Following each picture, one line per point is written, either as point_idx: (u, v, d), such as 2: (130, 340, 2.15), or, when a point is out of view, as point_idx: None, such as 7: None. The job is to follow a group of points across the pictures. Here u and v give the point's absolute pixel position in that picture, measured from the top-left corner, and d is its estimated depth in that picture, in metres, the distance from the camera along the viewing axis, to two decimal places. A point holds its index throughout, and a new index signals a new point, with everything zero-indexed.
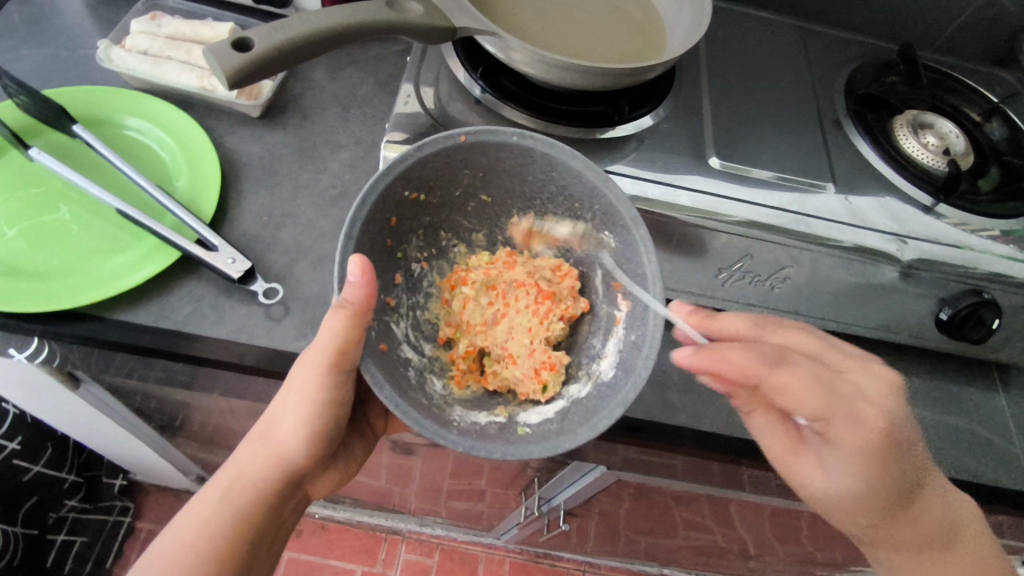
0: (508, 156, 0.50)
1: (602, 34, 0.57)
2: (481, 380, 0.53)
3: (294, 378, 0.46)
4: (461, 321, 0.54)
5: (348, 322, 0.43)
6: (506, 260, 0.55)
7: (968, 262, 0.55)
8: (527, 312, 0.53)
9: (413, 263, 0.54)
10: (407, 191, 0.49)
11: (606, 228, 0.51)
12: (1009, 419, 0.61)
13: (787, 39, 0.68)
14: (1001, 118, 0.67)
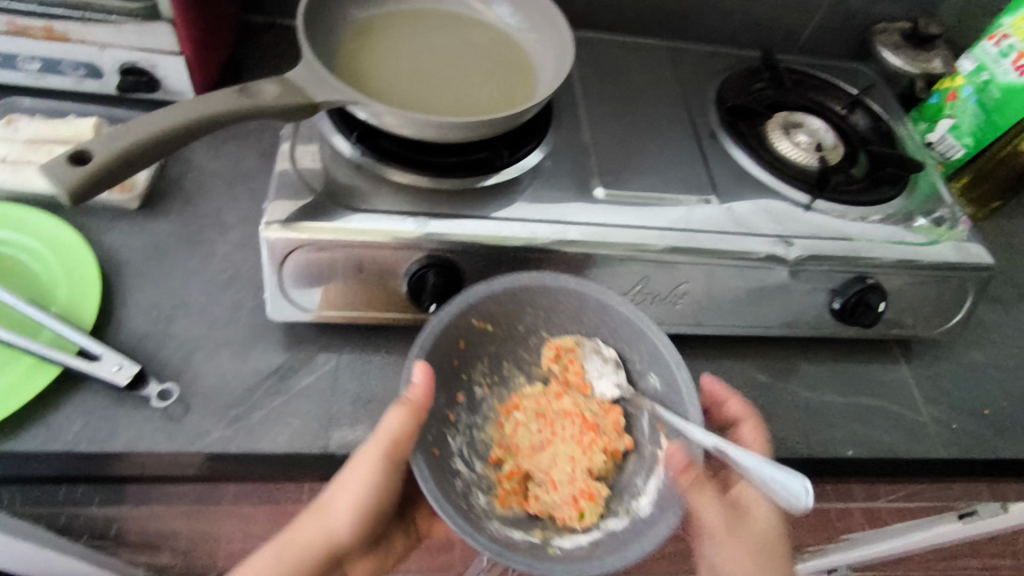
0: (562, 298, 0.52)
1: (472, 83, 0.58)
2: (525, 502, 0.50)
3: (350, 475, 0.46)
4: (511, 444, 0.53)
5: (407, 419, 0.44)
6: (557, 390, 0.55)
7: (848, 253, 0.58)
8: (572, 441, 0.52)
9: (475, 386, 0.54)
10: (477, 319, 0.51)
11: (652, 371, 0.52)
12: (914, 391, 0.65)
13: (656, 60, 0.71)
14: (863, 108, 0.72)
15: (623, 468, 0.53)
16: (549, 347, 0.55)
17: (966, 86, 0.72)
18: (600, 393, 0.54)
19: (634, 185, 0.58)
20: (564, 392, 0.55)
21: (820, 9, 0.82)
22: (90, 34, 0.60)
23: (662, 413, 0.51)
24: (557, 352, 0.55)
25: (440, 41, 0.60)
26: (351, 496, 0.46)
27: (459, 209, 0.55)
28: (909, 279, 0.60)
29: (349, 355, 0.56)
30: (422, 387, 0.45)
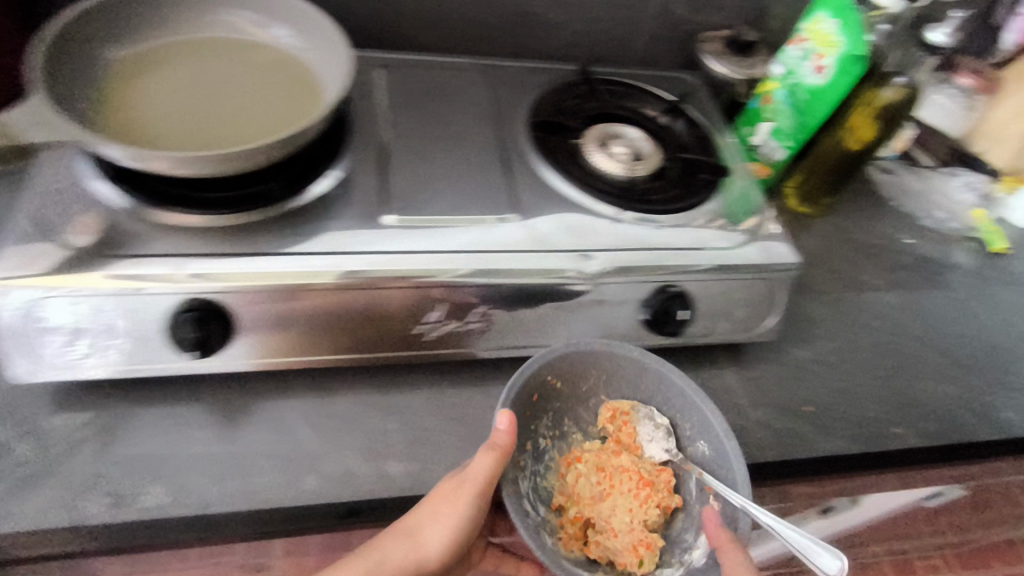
0: (631, 364, 0.56)
1: (246, 111, 0.55)
2: (584, 548, 0.51)
3: (432, 522, 0.46)
4: (573, 493, 0.53)
5: (495, 461, 0.46)
6: (614, 447, 0.56)
7: (651, 262, 0.57)
8: (629, 494, 0.53)
9: (539, 437, 0.56)
10: (550, 374, 0.55)
11: (702, 438, 0.55)
12: (739, 394, 0.65)
13: (471, 78, 0.69)
14: (681, 116, 0.72)
15: (670, 526, 0.54)
16: (605, 407, 0.57)
17: (779, 88, 0.73)
18: (650, 455, 0.56)
19: (429, 209, 0.56)
20: (622, 450, 0.56)
21: (646, 20, 0.84)
22: None
23: (708, 477, 0.53)
24: (614, 414, 0.57)
25: (215, 70, 0.57)
26: (446, 527, 0.45)
27: (230, 247, 0.51)
28: (716, 283, 0.60)
29: (129, 412, 0.52)
30: (506, 432, 0.47)
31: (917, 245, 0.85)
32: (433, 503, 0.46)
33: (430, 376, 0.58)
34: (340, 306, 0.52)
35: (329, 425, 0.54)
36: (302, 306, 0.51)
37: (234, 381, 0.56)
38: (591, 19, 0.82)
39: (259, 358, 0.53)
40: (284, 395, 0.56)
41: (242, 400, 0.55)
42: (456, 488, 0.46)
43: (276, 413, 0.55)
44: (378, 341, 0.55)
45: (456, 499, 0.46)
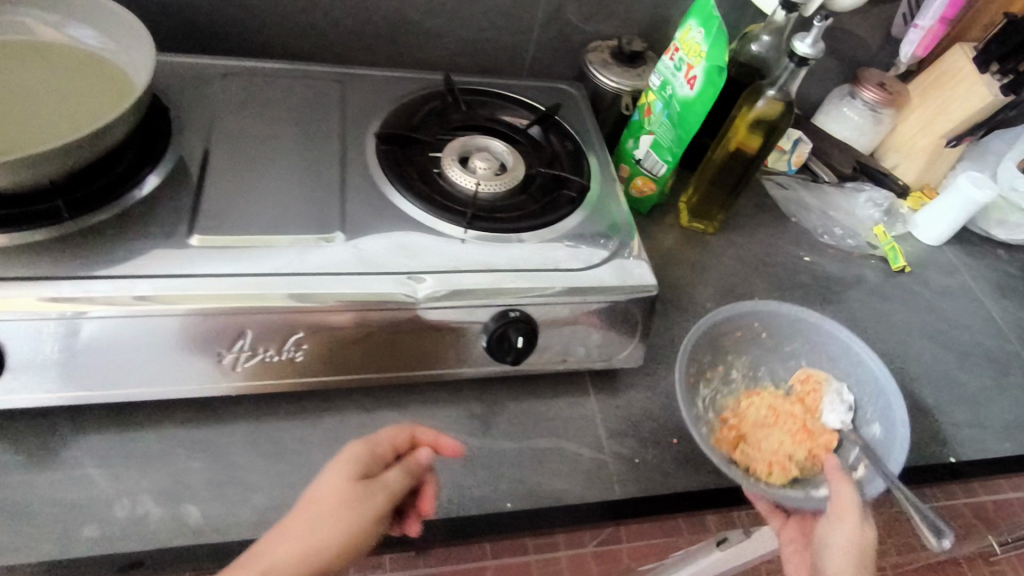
0: (785, 327, 0.68)
1: (32, 117, 0.49)
2: (734, 447, 0.60)
3: (323, 525, 0.39)
4: (742, 414, 0.64)
5: (402, 472, 0.43)
6: (801, 400, 0.65)
7: (487, 286, 0.53)
8: (789, 432, 0.62)
9: (734, 375, 0.68)
10: (762, 330, 0.68)
11: (875, 423, 0.62)
12: (600, 426, 0.59)
13: (323, 90, 0.66)
14: (552, 128, 0.69)
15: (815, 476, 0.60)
16: (802, 371, 0.67)
17: (658, 100, 0.70)
18: (827, 421, 0.63)
19: (242, 229, 0.52)
20: (809, 407, 0.64)
21: (532, 29, 0.80)
22: None
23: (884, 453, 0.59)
24: (806, 379, 0.66)
25: (5, 71, 0.51)
26: (342, 531, 0.39)
27: (1, 269, 0.46)
28: (566, 307, 0.55)
29: None
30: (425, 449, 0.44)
31: (816, 262, 0.82)
32: (312, 511, 0.39)
33: (249, 407, 0.53)
34: (125, 336, 0.47)
35: (120, 465, 0.49)
36: (81, 337, 0.46)
37: (16, 416, 0.50)
38: (473, 26, 0.78)
39: (37, 395, 0.47)
40: (75, 431, 0.50)
41: (23, 436, 0.49)
42: (364, 489, 0.41)
43: (60, 451, 0.49)
44: (177, 375, 0.49)
45: (370, 496, 0.41)
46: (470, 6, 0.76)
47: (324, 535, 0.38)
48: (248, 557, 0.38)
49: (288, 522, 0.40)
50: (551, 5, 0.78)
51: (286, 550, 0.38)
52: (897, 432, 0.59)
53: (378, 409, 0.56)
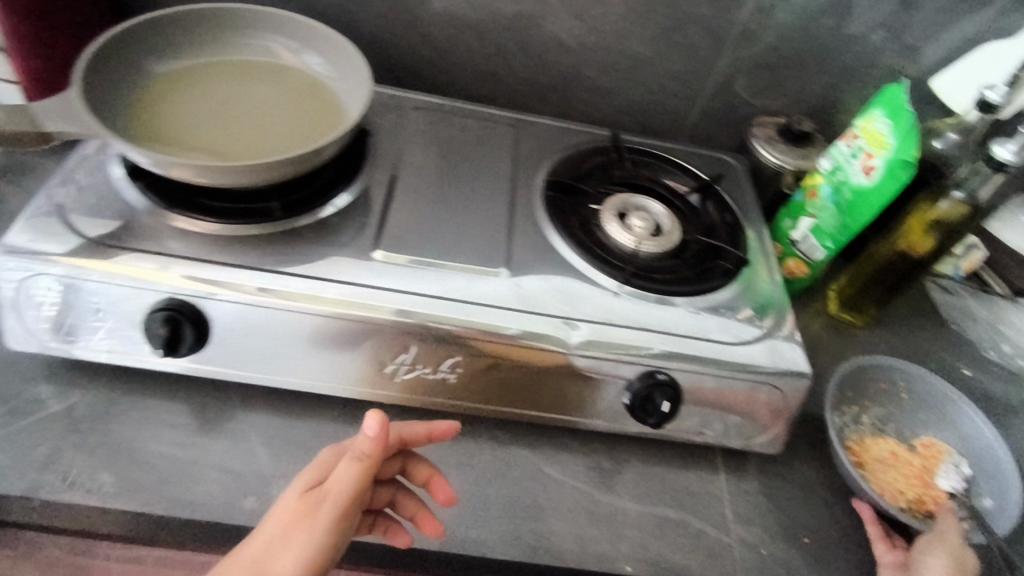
0: (925, 391, 0.65)
1: (266, 129, 0.57)
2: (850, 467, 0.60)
3: (279, 552, 0.40)
4: (865, 446, 0.62)
5: (351, 472, 0.40)
6: (924, 458, 0.62)
7: (639, 343, 0.54)
8: (904, 476, 0.60)
9: (864, 419, 0.65)
10: (901, 385, 0.66)
11: (990, 495, 0.59)
12: (727, 507, 0.58)
13: (501, 131, 0.70)
14: (712, 198, 0.69)
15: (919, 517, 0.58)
16: (928, 435, 0.64)
17: (824, 184, 0.69)
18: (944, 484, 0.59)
19: (420, 250, 0.56)
20: (928, 466, 0.61)
21: (699, 97, 0.81)
22: None
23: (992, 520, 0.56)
24: (929, 445, 0.63)
25: (250, 88, 0.59)
26: (296, 558, 0.39)
27: (220, 253, 0.53)
28: (712, 379, 0.55)
29: (99, 392, 0.54)
30: (372, 440, 0.39)
31: (976, 377, 0.75)
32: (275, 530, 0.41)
33: (396, 414, 0.58)
34: (310, 331, 0.52)
35: (283, 447, 0.54)
36: (272, 324, 0.51)
37: (200, 387, 0.56)
38: (641, 88, 0.80)
39: (230, 370, 0.53)
40: (245, 407, 0.55)
41: (204, 400, 0.55)
42: (315, 506, 0.41)
43: (232, 424, 0.54)
44: (343, 373, 0.54)
45: (316, 516, 0.40)
46: (642, 69, 0.78)
47: (282, 551, 0.40)
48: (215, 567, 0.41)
49: (252, 537, 0.41)
50: (722, 77, 0.79)
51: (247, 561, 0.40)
52: (1014, 507, 0.56)
53: (510, 444, 0.58)
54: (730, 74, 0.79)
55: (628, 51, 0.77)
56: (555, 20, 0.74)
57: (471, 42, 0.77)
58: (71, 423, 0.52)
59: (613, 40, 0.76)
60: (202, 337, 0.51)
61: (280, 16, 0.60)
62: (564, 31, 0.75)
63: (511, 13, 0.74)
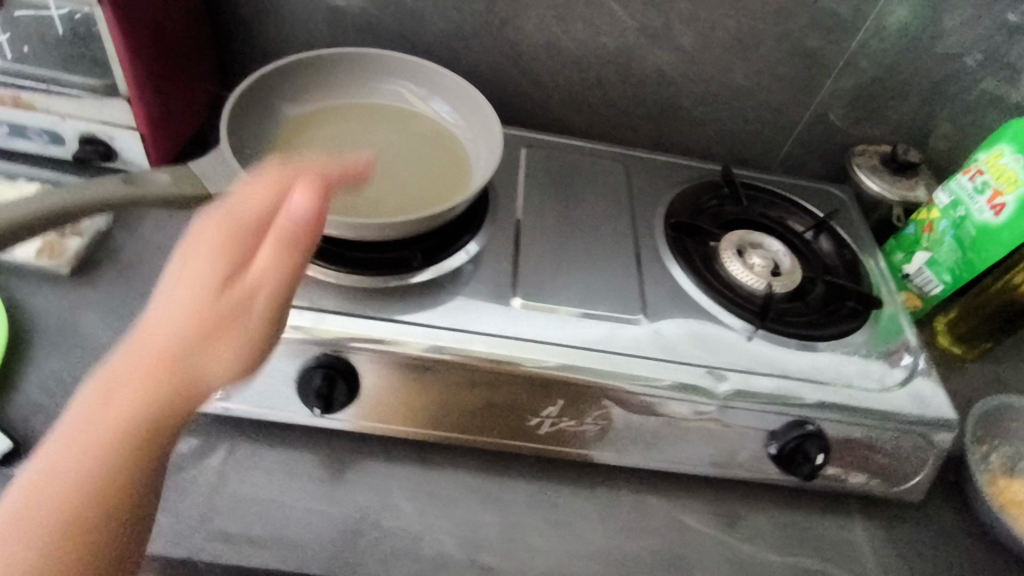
0: None
1: (400, 178, 0.56)
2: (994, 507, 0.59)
3: (202, 353, 0.34)
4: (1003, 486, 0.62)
5: (284, 249, 0.34)
6: None
7: (786, 392, 0.53)
8: None
9: (996, 457, 0.64)
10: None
11: None
12: (866, 555, 0.57)
13: (610, 168, 0.69)
14: (827, 234, 0.68)
15: None
16: None
17: (943, 219, 0.68)
18: None
19: (556, 298, 0.56)
20: None
21: (798, 125, 0.80)
22: (52, 104, 0.62)
23: None
24: None
25: (378, 134, 0.59)
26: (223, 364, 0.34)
27: (364, 307, 0.52)
28: (858, 429, 0.54)
29: (242, 446, 0.54)
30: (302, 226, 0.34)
31: None
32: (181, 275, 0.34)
33: (531, 464, 0.57)
34: (457, 384, 0.51)
35: (427, 501, 0.54)
36: (421, 378, 0.51)
37: (339, 437, 0.56)
38: (739, 119, 0.79)
39: (375, 424, 0.53)
40: (387, 461, 0.56)
41: (345, 455, 0.55)
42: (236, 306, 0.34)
43: (376, 477, 0.55)
44: (485, 425, 0.53)
45: (246, 313, 0.34)
46: (743, 100, 0.77)
47: (173, 299, 0.34)
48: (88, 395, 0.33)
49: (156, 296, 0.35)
50: (822, 107, 0.78)
51: (142, 338, 0.33)
52: None
53: (646, 493, 0.57)
54: (831, 105, 0.78)
55: (728, 83, 0.75)
56: (658, 53, 0.73)
57: (571, 75, 0.75)
58: (226, 479, 0.52)
59: (716, 72, 0.74)
60: (353, 391, 0.50)
61: (408, 62, 0.60)
62: (666, 64, 0.73)
63: (613, 46, 0.72)
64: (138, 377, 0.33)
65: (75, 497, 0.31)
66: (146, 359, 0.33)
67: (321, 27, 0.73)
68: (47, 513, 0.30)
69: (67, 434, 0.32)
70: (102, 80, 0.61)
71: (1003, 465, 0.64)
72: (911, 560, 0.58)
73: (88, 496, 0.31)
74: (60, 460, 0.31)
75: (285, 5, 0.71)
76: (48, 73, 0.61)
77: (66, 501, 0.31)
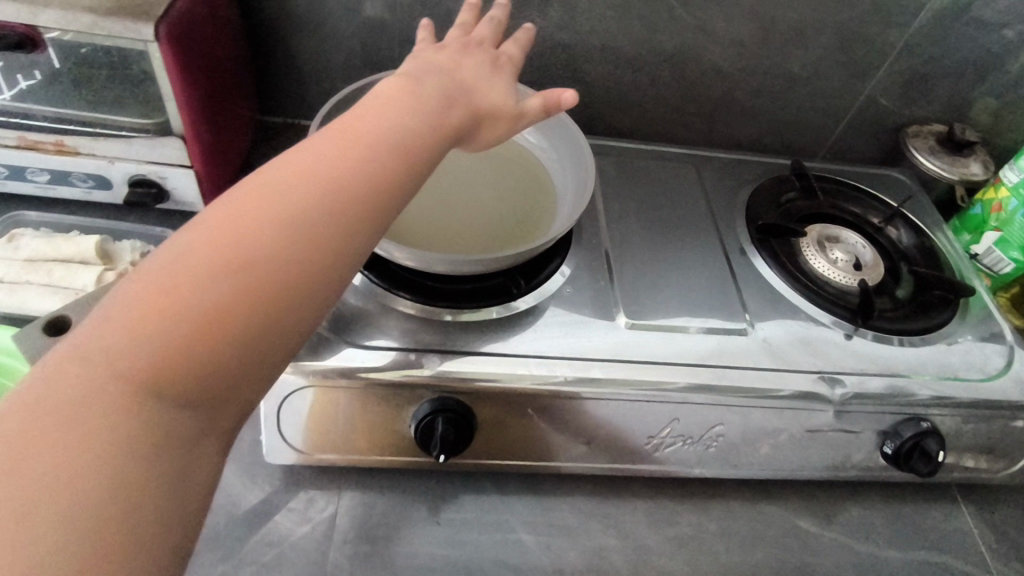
0: None
1: (488, 205, 0.55)
2: None
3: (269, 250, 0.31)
4: None
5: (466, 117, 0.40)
6: None
7: (901, 392, 0.53)
8: None
9: None
10: None
11: None
12: (978, 543, 0.57)
13: (680, 171, 0.68)
14: (902, 222, 0.68)
15: None
16: None
17: (1013, 198, 0.68)
18: None
19: (660, 313, 0.54)
20: None
21: (850, 110, 0.79)
22: (100, 147, 0.59)
23: None
24: None
25: (457, 158, 0.57)
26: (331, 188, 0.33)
27: (471, 341, 0.50)
28: (969, 419, 0.54)
29: (351, 494, 0.52)
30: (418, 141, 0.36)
31: None
32: (350, 142, 0.34)
33: (644, 483, 0.56)
34: (576, 413, 0.50)
35: (549, 532, 0.52)
36: (539, 410, 0.49)
37: (448, 475, 0.54)
38: (791, 108, 0.78)
39: (492, 460, 0.52)
40: (502, 496, 0.53)
41: (456, 493, 0.53)
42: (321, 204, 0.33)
43: (493, 514, 0.52)
44: (602, 450, 0.52)
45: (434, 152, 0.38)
46: (797, 89, 0.76)
47: (350, 167, 0.34)
48: (200, 240, 0.30)
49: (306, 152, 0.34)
50: (875, 90, 0.77)
51: (295, 198, 0.32)
52: None
53: (759, 502, 0.56)
54: (884, 88, 0.77)
55: (784, 73, 0.74)
56: (714, 47, 0.71)
57: (624, 75, 0.73)
58: (340, 531, 0.50)
59: (771, 62, 0.73)
60: (472, 432, 0.48)
61: None
62: (723, 58, 0.72)
63: (670, 45, 0.71)
64: (303, 242, 0.31)
65: (210, 351, 0.28)
66: (311, 218, 0.32)
67: (365, 43, 0.70)
68: (177, 344, 0.28)
69: (180, 280, 0.29)
70: (153, 120, 0.58)
71: None
72: (1021, 543, 0.58)
73: (220, 352, 0.29)
74: (192, 301, 0.28)
75: (327, 24, 0.68)
76: (99, 116, 0.58)
77: (184, 356, 0.28)
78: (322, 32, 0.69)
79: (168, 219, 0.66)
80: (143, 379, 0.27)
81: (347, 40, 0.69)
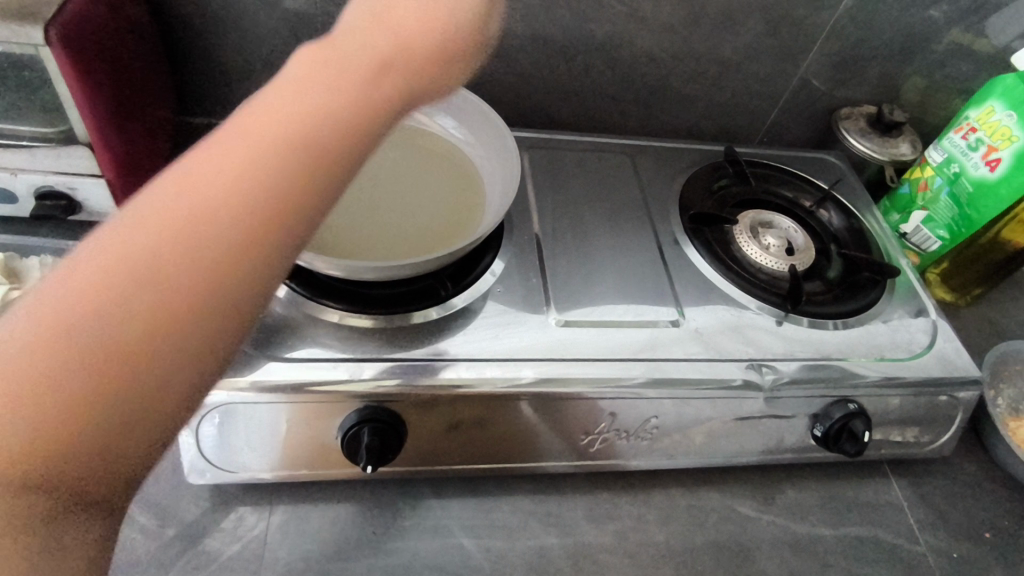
0: None
1: (414, 206, 0.54)
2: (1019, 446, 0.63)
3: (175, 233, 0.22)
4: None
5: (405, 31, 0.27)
6: None
7: (829, 375, 0.54)
8: None
9: (1008, 402, 0.69)
10: None
11: None
12: (909, 515, 0.59)
13: (615, 161, 0.67)
14: (833, 205, 0.69)
15: None
16: None
17: (938, 177, 0.69)
18: None
19: (593, 308, 0.54)
20: None
21: (783, 93, 0.80)
22: (0, 158, 0.56)
23: None
24: None
25: (381, 157, 0.56)
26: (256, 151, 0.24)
27: (399, 347, 0.49)
28: (896, 397, 0.56)
29: (285, 508, 0.50)
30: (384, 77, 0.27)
31: None
32: (303, 75, 0.26)
33: (584, 479, 0.56)
34: (509, 414, 0.50)
35: (489, 534, 0.52)
36: (470, 412, 0.49)
37: (384, 482, 0.53)
38: (726, 93, 0.78)
39: (427, 466, 0.51)
40: (441, 500, 0.53)
41: (393, 500, 0.52)
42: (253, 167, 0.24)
43: (432, 519, 0.52)
44: (537, 448, 0.52)
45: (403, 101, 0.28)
46: (729, 74, 0.76)
47: (315, 125, 0.25)
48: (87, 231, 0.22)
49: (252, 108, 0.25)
50: (807, 73, 0.78)
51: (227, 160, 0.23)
52: None
53: (699, 489, 0.57)
54: (815, 71, 0.78)
55: (716, 58, 0.74)
56: (645, 35, 0.71)
57: (556, 65, 0.72)
58: (275, 546, 0.49)
59: (703, 48, 0.73)
60: (403, 440, 0.48)
61: None
62: (655, 45, 0.72)
63: (600, 33, 0.70)
64: (234, 224, 0.23)
65: (101, 378, 0.20)
66: (253, 197, 0.23)
67: (286, 39, 0.67)
68: (45, 373, 0.20)
69: (59, 316, 0.20)
70: (56, 128, 0.56)
71: (1010, 407, 0.68)
72: (950, 513, 0.60)
73: (132, 402, 0.21)
74: (75, 345, 0.20)
75: (244, 19, 0.65)
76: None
77: (59, 389, 0.20)
78: (240, 27, 0.66)
79: (83, 230, 0.62)
80: (12, 464, 0.19)
81: (266, 36, 0.67)
